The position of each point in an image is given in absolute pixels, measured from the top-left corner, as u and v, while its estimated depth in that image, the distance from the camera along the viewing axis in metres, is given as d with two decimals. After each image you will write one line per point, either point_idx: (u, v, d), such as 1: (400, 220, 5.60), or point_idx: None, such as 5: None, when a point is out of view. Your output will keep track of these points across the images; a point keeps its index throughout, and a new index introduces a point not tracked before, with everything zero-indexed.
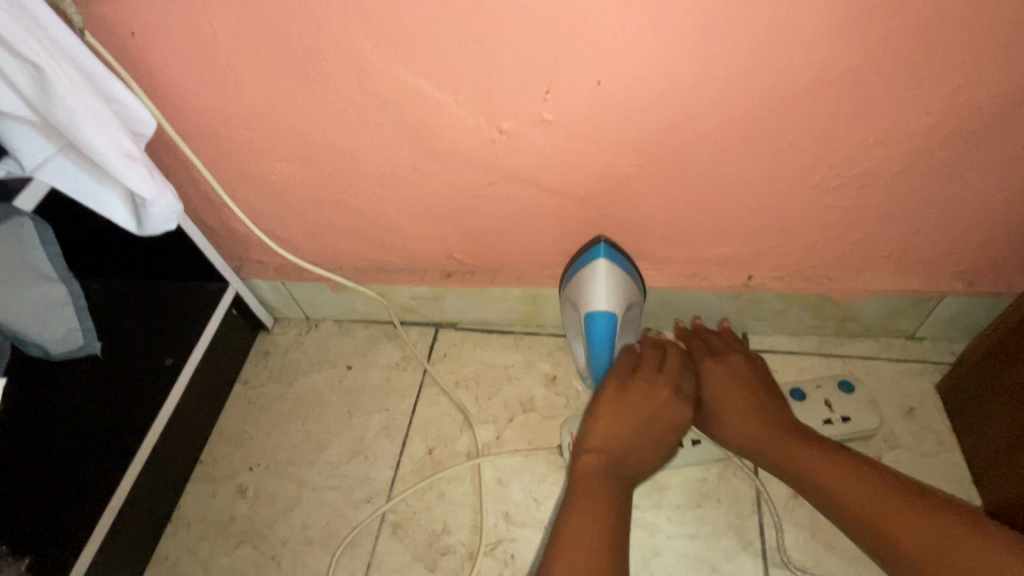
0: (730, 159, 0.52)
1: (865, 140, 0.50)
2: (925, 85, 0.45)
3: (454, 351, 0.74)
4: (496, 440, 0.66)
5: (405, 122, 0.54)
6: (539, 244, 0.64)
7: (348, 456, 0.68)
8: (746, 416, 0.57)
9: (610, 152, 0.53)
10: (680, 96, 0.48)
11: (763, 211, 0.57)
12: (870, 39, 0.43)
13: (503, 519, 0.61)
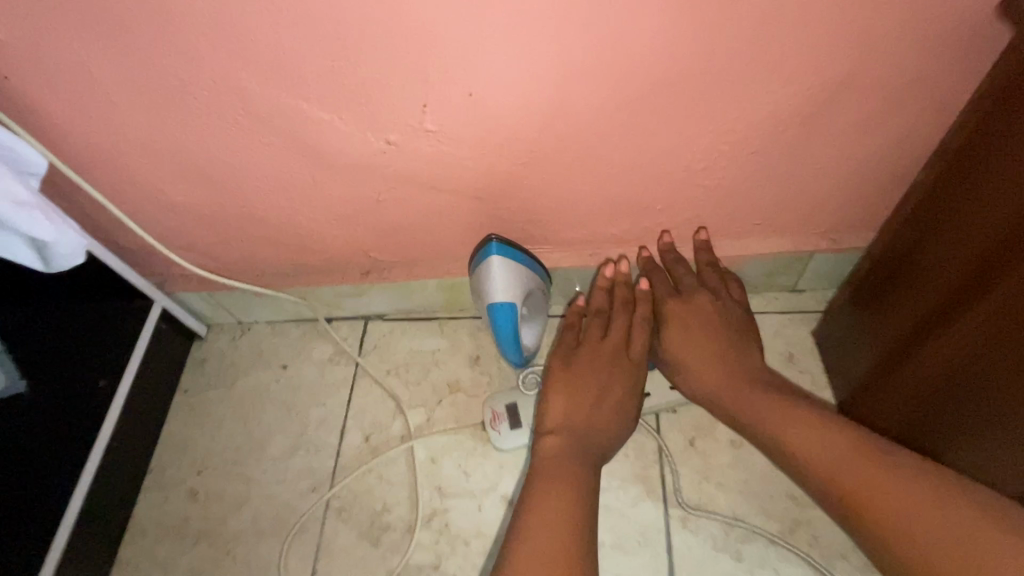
0: (603, 152, 0.57)
1: (719, 128, 0.54)
2: (761, 78, 0.50)
3: (383, 341, 0.78)
4: (427, 422, 0.72)
5: (295, 141, 0.56)
6: (446, 238, 0.68)
7: (290, 450, 0.72)
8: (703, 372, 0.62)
9: (493, 154, 0.57)
10: (546, 101, 0.52)
11: (643, 194, 0.62)
12: (703, 43, 0.47)
13: (437, 493, 0.67)
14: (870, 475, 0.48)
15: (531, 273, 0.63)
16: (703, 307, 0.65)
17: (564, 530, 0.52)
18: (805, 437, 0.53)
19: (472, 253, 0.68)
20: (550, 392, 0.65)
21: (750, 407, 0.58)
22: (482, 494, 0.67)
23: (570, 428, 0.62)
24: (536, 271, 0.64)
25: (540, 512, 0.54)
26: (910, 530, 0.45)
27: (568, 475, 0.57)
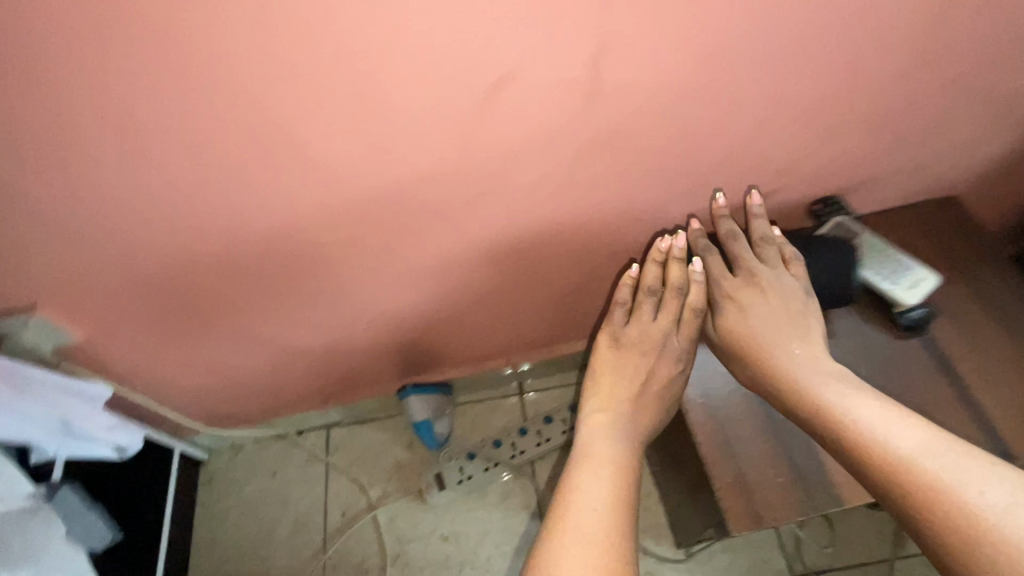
0: (464, 314, 0.95)
1: (529, 297, 0.93)
2: (543, 277, 0.89)
3: (343, 442, 1.12)
4: (382, 494, 1.06)
5: (273, 340, 0.90)
6: (377, 371, 1.03)
7: (290, 532, 1.04)
8: (770, 370, 0.67)
9: (398, 324, 0.94)
10: (424, 298, 0.89)
11: (497, 331, 1.00)
12: (503, 267, 0.86)
13: (396, 542, 1.02)
14: (928, 469, 0.50)
15: (433, 397, 1.05)
16: (765, 286, 0.73)
17: (605, 492, 0.62)
18: (885, 417, 0.56)
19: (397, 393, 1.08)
20: (599, 371, 0.77)
21: (816, 384, 0.63)
22: (427, 537, 1.02)
23: (614, 408, 0.73)
24: (439, 393, 1.05)
25: (588, 484, 0.63)
26: (952, 520, 0.47)
27: (613, 459, 0.66)
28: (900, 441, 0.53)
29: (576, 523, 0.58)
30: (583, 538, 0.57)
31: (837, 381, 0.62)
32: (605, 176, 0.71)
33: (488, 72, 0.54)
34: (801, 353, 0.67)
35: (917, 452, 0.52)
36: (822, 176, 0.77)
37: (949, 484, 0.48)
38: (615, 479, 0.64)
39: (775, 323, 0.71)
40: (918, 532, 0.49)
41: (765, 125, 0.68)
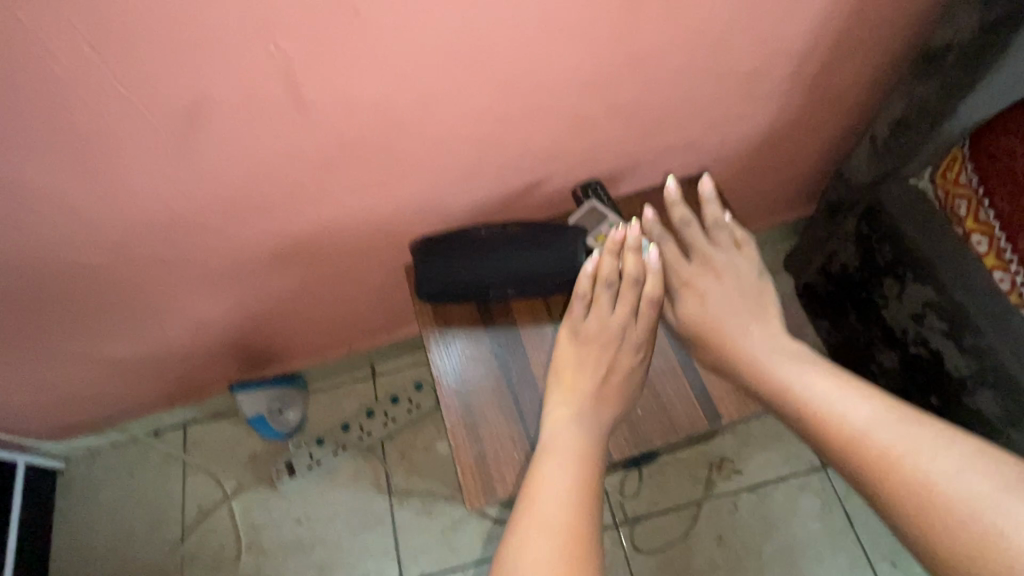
0: (286, 314, 0.97)
1: (346, 290, 0.96)
2: (349, 269, 0.91)
3: (199, 438, 1.14)
4: (237, 486, 1.10)
5: (88, 359, 0.91)
6: (216, 373, 1.05)
7: (148, 529, 1.08)
8: (742, 357, 0.64)
9: (217, 335, 0.95)
10: (235, 309, 0.90)
11: (327, 322, 1.03)
12: (304, 269, 0.87)
13: (251, 529, 1.07)
14: (887, 443, 0.50)
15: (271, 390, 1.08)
16: (721, 274, 0.70)
17: (570, 486, 0.55)
18: (837, 393, 0.55)
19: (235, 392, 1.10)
20: (561, 366, 0.68)
21: (775, 364, 0.61)
22: (282, 522, 1.07)
23: (580, 403, 0.65)
24: (281, 386, 1.09)
25: (549, 476, 0.56)
26: (920, 495, 0.46)
27: (575, 452, 0.59)
28: (854, 415, 0.53)
29: (534, 518, 0.52)
30: (540, 531, 0.51)
31: (800, 364, 0.60)
32: (363, 179, 0.74)
33: (179, 98, 0.55)
34: (758, 339, 0.65)
35: (876, 423, 0.51)
36: (582, 160, 0.82)
37: (904, 456, 0.48)
38: (576, 466, 0.58)
39: (733, 309, 0.67)
40: (888, 513, 0.48)
41: (504, 122, 0.72)
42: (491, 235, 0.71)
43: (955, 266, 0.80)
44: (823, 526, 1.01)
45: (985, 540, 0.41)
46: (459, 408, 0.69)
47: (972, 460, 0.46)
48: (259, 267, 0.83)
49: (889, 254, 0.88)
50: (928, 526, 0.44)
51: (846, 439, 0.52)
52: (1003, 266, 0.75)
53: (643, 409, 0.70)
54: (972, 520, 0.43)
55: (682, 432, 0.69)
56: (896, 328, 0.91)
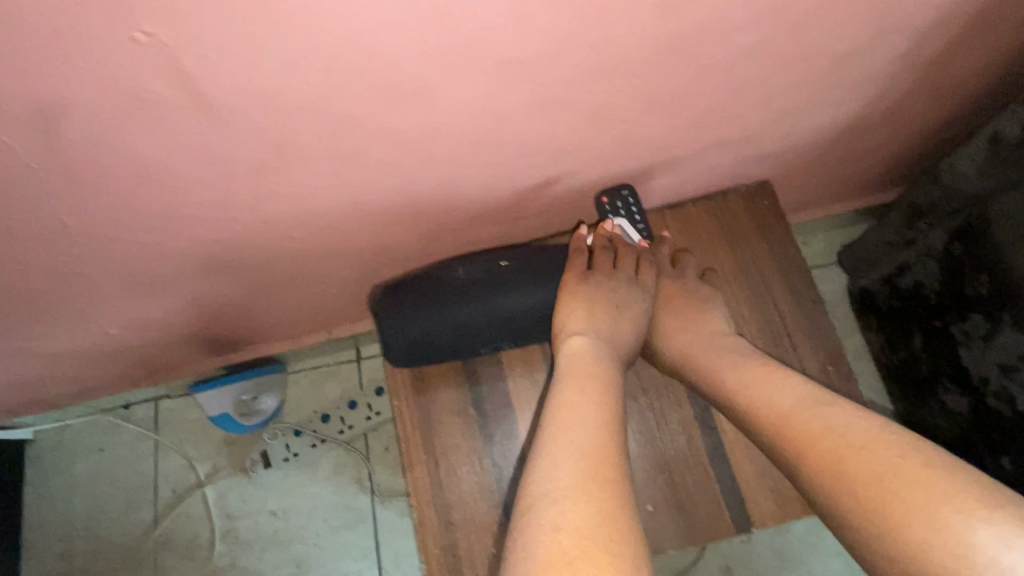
0: (249, 310, 0.83)
1: (317, 289, 0.81)
2: (319, 274, 0.75)
3: (173, 415, 1.06)
4: (212, 470, 1.03)
5: (24, 354, 0.79)
6: (180, 360, 0.94)
7: (122, 509, 1.03)
8: (698, 349, 0.63)
9: (171, 327, 0.82)
10: (184, 306, 0.77)
11: (299, 315, 0.88)
12: (262, 273, 0.72)
13: (226, 518, 1.01)
14: (825, 427, 0.47)
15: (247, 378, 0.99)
16: (682, 297, 0.69)
17: (599, 416, 0.45)
18: (771, 386, 0.54)
19: (203, 375, 1.00)
20: (573, 295, 0.55)
21: (713, 364, 0.60)
22: (259, 513, 1.00)
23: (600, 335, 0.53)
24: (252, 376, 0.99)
25: (573, 406, 0.46)
26: (843, 471, 0.44)
27: (597, 378, 0.49)
28: (783, 401, 0.52)
29: (559, 448, 0.43)
30: (566, 459, 0.41)
31: (747, 360, 0.58)
32: (318, 186, 0.57)
33: (21, 98, 0.38)
34: (706, 353, 0.62)
35: (796, 405, 0.50)
36: (608, 157, 0.63)
37: (825, 429, 0.47)
38: (599, 389, 0.48)
39: (691, 321, 0.66)
40: (816, 492, 0.46)
41: (505, 120, 0.53)
42: (474, 273, 0.54)
43: None
44: (845, 566, 0.91)
45: (898, 503, 0.40)
46: (427, 476, 0.56)
47: (885, 429, 0.45)
48: (204, 269, 0.68)
49: (985, 288, 0.71)
50: (852, 503, 0.43)
51: (782, 422, 0.50)
52: None
53: (655, 504, 0.61)
54: (887, 482, 0.42)
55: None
56: (974, 374, 0.75)
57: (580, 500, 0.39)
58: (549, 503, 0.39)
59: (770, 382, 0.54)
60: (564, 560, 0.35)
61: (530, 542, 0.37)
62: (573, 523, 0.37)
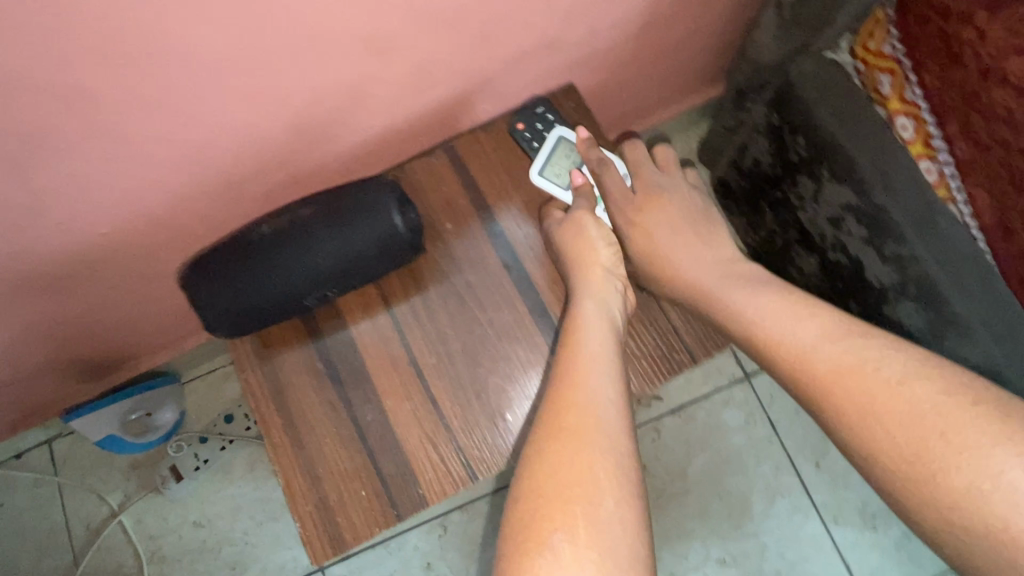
0: (105, 326, 0.78)
1: (170, 289, 0.77)
2: (160, 272, 0.72)
3: (70, 452, 1.01)
4: (125, 497, 0.99)
5: None
6: (54, 394, 0.89)
7: (36, 559, 0.98)
8: (694, 275, 0.59)
9: (24, 361, 0.77)
10: (26, 336, 0.72)
11: (166, 321, 0.85)
12: (93, 281, 0.68)
13: (150, 539, 0.98)
14: (853, 360, 0.48)
15: (131, 395, 0.92)
16: (667, 204, 0.64)
17: (586, 394, 0.47)
18: (788, 319, 0.53)
19: (81, 401, 0.91)
20: (570, 245, 0.56)
21: (727, 298, 0.57)
22: (182, 526, 0.98)
23: (597, 282, 0.55)
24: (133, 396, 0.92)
25: (568, 382, 0.48)
26: (877, 408, 0.45)
27: (591, 354, 0.50)
28: (804, 335, 0.51)
29: (544, 427, 0.46)
30: (548, 439, 0.45)
31: (753, 293, 0.56)
32: (101, 174, 0.54)
33: None
34: (715, 283, 0.58)
35: (819, 338, 0.50)
36: (413, 89, 0.62)
37: (856, 364, 0.48)
38: (601, 341, 0.51)
39: (679, 238, 0.62)
40: (838, 430, 0.47)
41: (277, 67, 0.51)
42: (276, 226, 0.53)
43: (880, 151, 0.68)
44: (746, 437, 0.97)
45: (945, 446, 0.42)
46: (287, 439, 0.56)
47: (922, 365, 0.46)
48: (21, 289, 0.64)
49: (804, 150, 0.74)
50: (884, 442, 0.44)
51: (802, 353, 0.50)
52: (930, 151, 0.67)
53: None
54: (930, 421, 0.43)
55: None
56: (814, 232, 0.80)
57: (546, 474, 0.43)
58: (539, 449, 0.45)
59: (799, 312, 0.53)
60: (536, 509, 0.42)
61: (522, 481, 0.44)
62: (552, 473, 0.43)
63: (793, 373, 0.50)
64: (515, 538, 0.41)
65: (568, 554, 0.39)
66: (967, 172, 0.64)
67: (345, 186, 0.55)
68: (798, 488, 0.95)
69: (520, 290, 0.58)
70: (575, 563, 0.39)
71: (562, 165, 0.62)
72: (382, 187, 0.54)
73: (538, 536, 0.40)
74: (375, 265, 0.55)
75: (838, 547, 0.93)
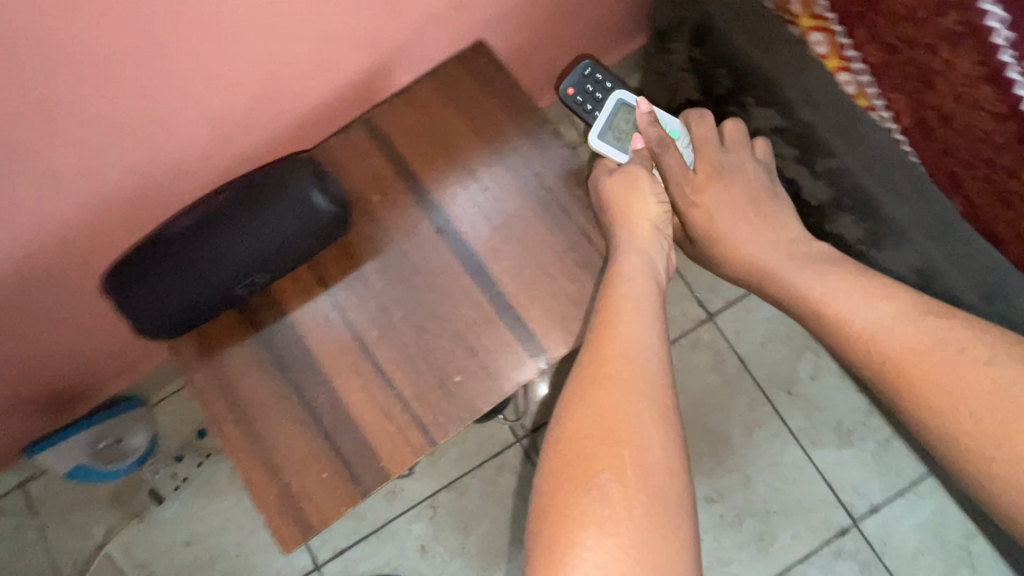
0: (53, 356, 0.77)
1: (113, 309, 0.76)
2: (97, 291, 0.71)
3: (45, 492, 0.99)
4: (109, 528, 0.98)
5: None
6: (16, 434, 0.87)
7: None
8: (762, 257, 0.62)
9: None
10: None
11: (118, 343, 0.83)
12: (26, 309, 0.66)
13: (140, 566, 0.97)
14: (930, 341, 0.51)
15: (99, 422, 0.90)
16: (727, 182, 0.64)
17: (632, 340, 0.47)
18: (854, 296, 0.55)
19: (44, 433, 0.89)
20: (619, 198, 0.54)
21: (799, 283, 0.59)
22: (172, 549, 0.97)
23: (642, 237, 0.53)
24: (102, 422, 0.90)
25: (612, 327, 0.48)
26: (959, 389, 0.48)
27: (637, 301, 0.49)
28: (877, 317, 0.54)
29: (588, 366, 0.46)
30: (593, 380, 0.46)
31: (826, 274, 0.58)
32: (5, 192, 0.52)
33: None
34: (777, 262, 0.61)
35: (897, 318, 0.53)
36: (322, 67, 0.61)
37: (934, 346, 0.50)
38: (648, 298, 0.50)
39: (741, 216, 0.63)
40: (912, 409, 0.51)
41: (166, 57, 0.49)
42: (192, 218, 0.52)
43: (800, 74, 0.68)
44: (718, 376, 0.98)
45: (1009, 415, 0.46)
46: (242, 434, 0.55)
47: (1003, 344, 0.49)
48: None
49: (728, 81, 0.75)
50: (966, 421, 0.47)
51: (880, 335, 0.53)
52: (845, 65, 0.67)
53: None
54: (1011, 395, 0.46)
55: (510, 390, 0.55)
56: None
57: (587, 413, 0.44)
58: (580, 392, 0.46)
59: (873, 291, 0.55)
60: (578, 453, 0.43)
61: (562, 420, 0.46)
62: (599, 419, 0.44)
63: (864, 358, 0.54)
64: (556, 478, 0.43)
65: (615, 495, 0.41)
66: (881, 78, 0.64)
67: (261, 170, 0.54)
68: (774, 418, 0.96)
69: (455, 252, 0.57)
70: (622, 503, 0.40)
71: (623, 130, 0.66)
72: (296, 167, 0.53)
73: (585, 478, 0.42)
74: (304, 247, 0.54)
75: (820, 470, 0.94)
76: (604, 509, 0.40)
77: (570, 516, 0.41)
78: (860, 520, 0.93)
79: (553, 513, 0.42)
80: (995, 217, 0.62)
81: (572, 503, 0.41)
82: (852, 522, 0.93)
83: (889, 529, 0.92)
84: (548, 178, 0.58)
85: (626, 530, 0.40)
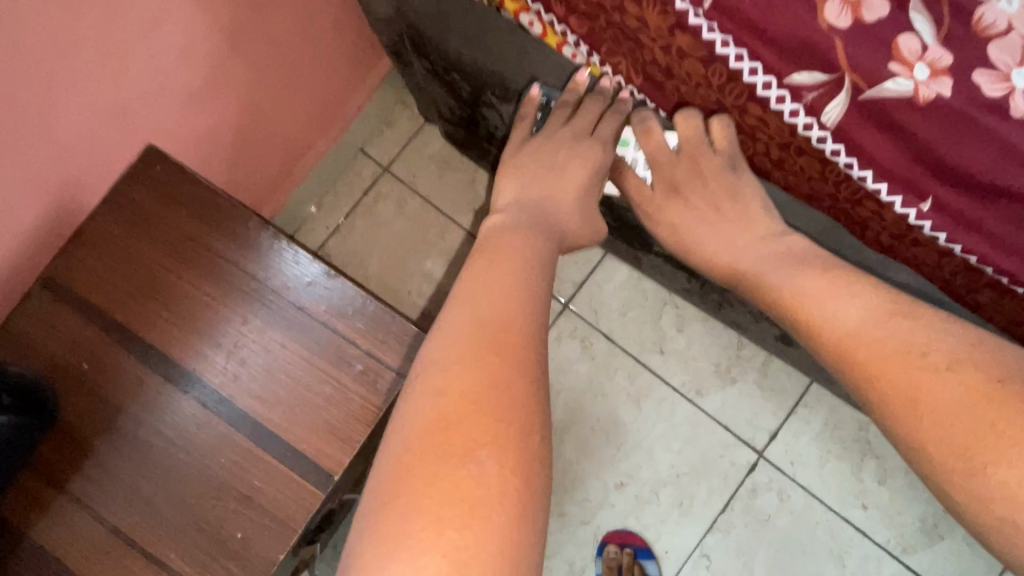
0: None
1: None
2: None
3: None
4: None
5: None
6: None
7: None
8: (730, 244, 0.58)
9: None
10: None
11: None
12: None
13: None
14: (898, 346, 0.44)
15: None
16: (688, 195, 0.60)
17: (504, 289, 0.45)
18: (829, 297, 0.49)
19: None
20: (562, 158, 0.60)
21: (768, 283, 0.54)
22: None
23: (566, 195, 0.58)
24: None
25: (482, 279, 0.46)
26: (922, 403, 0.41)
27: (516, 255, 0.48)
28: (847, 317, 0.47)
29: (456, 318, 0.43)
30: (462, 328, 0.42)
31: (805, 271, 0.52)
32: None
33: None
34: (746, 263, 0.56)
35: (868, 318, 0.46)
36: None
37: (901, 351, 0.43)
38: (530, 245, 0.51)
39: (708, 223, 0.59)
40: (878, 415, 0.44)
41: None
42: None
43: (508, 52, 0.64)
44: (590, 362, 0.95)
45: (996, 442, 0.38)
46: None
47: (992, 363, 0.41)
48: None
49: (466, 86, 0.71)
50: (929, 434, 0.40)
51: (855, 334, 0.46)
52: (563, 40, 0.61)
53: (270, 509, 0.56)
54: (983, 413, 0.39)
55: (301, 527, 0.48)
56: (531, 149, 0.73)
57: (457, 364, 0.39)
58: (436, 357, 0.41)
59: (848, 287, 0.49)
60: (445, 432, 0.36)
61: (417, 396, 0.39)
62: (471, 393, 0.37)
63: (829, 359, 0.48)
64: (417, 462, 0.35)
65: (492, 474, 0.35)
66: (596, 45, 0.59)
67: None
68: (657, 383, 0.95)
69: (195, 397, 0.50)
70: (495, 485, 0.34)
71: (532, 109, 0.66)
72: None
73: (451, 467, 0.35)
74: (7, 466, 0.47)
75: (711, 416, 0.94)
76: (470, 497, 0.34)
77: (432, 509, 0.33)
78: (764, 450, 0.93)
79: (411, 511, 0.34)
80: (749, 149, 0.59)
81: (435, 499, 0.34)
82: (758, 455, 0.93)
83: (793, 449, 0.93)
84: (272, 279, 0.51)
85: (493, 517, 0.34)
